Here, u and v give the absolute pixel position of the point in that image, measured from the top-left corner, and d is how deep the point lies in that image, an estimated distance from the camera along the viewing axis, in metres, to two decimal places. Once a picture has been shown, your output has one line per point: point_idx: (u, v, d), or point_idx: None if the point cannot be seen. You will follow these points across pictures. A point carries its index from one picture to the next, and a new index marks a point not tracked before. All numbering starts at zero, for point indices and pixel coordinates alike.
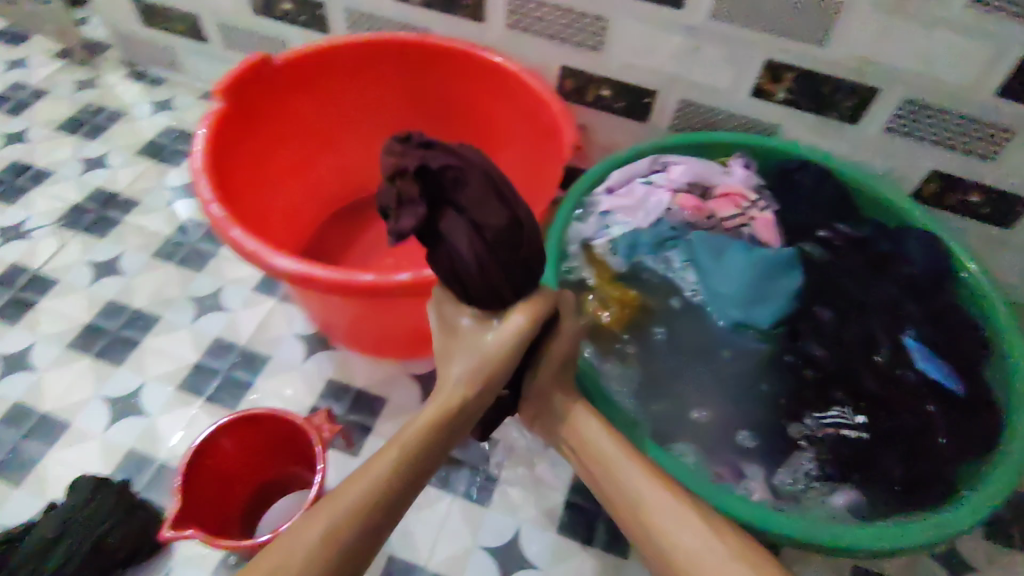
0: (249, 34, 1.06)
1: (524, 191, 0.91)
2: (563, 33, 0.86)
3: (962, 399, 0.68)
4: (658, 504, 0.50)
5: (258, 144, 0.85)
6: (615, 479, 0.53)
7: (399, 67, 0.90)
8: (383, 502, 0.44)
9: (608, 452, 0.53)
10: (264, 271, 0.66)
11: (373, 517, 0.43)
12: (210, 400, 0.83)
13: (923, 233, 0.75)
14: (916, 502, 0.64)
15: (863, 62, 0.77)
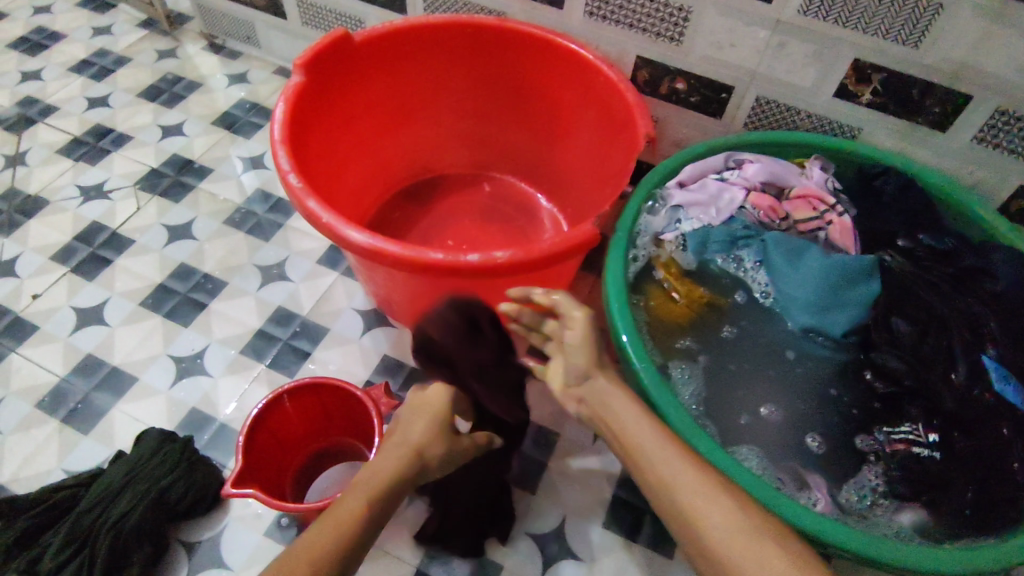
0: (327, 12, 1.07)
1: (596, 180, 0.92)
2: (642, 22, 0.84)
3: None
4: (693, 483, 0.51)
5: (333, 120, 0.86)
6: (639, 451, 0.55)
7: (473, 49, 0.90)
8: (363, 527, 0.50)
9: (640, 428, 0.56)
10: (336, 242, 0.67)
11: (372, 520, 0.52)
12: (270, 367, 0.85)
13: (1009, 251, 0.73)
14: (988, 528, 0.61)
15: (960, 66, 0.73)
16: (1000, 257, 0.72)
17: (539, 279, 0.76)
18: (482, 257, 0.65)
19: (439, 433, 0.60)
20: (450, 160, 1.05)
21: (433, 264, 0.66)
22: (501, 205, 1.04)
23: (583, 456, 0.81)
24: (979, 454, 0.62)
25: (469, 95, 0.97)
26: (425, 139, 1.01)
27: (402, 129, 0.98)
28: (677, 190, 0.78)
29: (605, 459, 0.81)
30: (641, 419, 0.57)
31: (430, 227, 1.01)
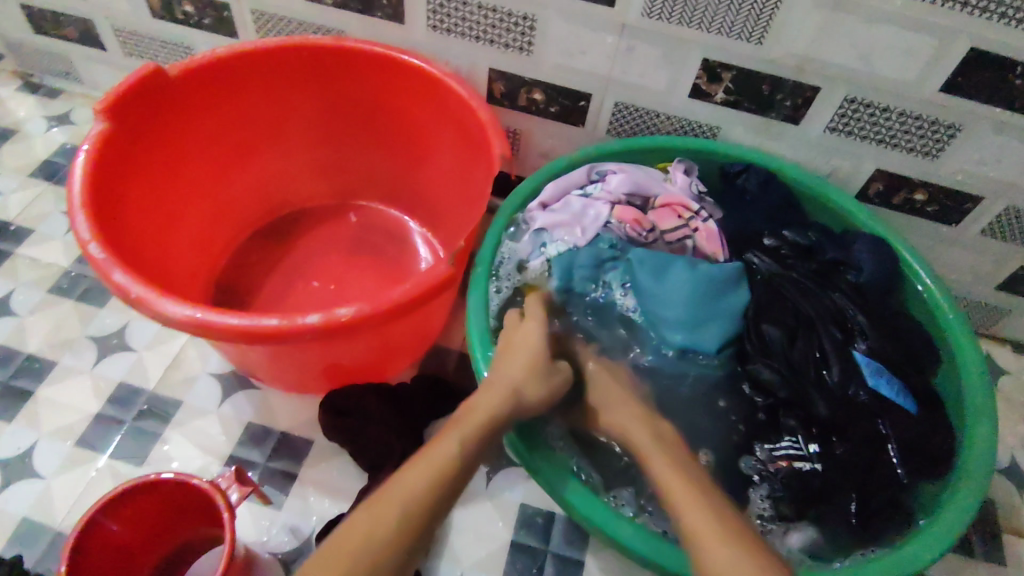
0: (149, 40, 0.96)
1: (461, 200, 0.86)
2: (489, 33, 0.79)
3: (916, 417, 0.65)
4: (713, 537, 0.47)
5: (155, 165, 0.76)
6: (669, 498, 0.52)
7: (313, 74, 0.82)
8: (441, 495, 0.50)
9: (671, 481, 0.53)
10: (153, 319, 0.58)
11: (458, 473, 0.52)
12: (115, 455, 0.75)
13: (872, 237, 0.75)
14: (872, 537, 0.62)
15: (805, 60, 0.72)
16: (861, 246, 0.74)
17: (402, 323, 0.69)
18: (325, 315, 0.58)
19: (532, 370, 0.61)
20: (308, 192, 0.97)
21: (269, 333, 0.57)
22: (370, 235, 0.97)
23: (477, 503, 0.76)
24: (862, 458, 0.63)
25: (318, 122, 0.89)
26: (276, 174, 0.93)
27: (248, 166, 0.89)
28: (539, 211, 0.76)
29: (500, 502, 0.76)
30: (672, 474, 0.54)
31: (292, 269, 0.92)
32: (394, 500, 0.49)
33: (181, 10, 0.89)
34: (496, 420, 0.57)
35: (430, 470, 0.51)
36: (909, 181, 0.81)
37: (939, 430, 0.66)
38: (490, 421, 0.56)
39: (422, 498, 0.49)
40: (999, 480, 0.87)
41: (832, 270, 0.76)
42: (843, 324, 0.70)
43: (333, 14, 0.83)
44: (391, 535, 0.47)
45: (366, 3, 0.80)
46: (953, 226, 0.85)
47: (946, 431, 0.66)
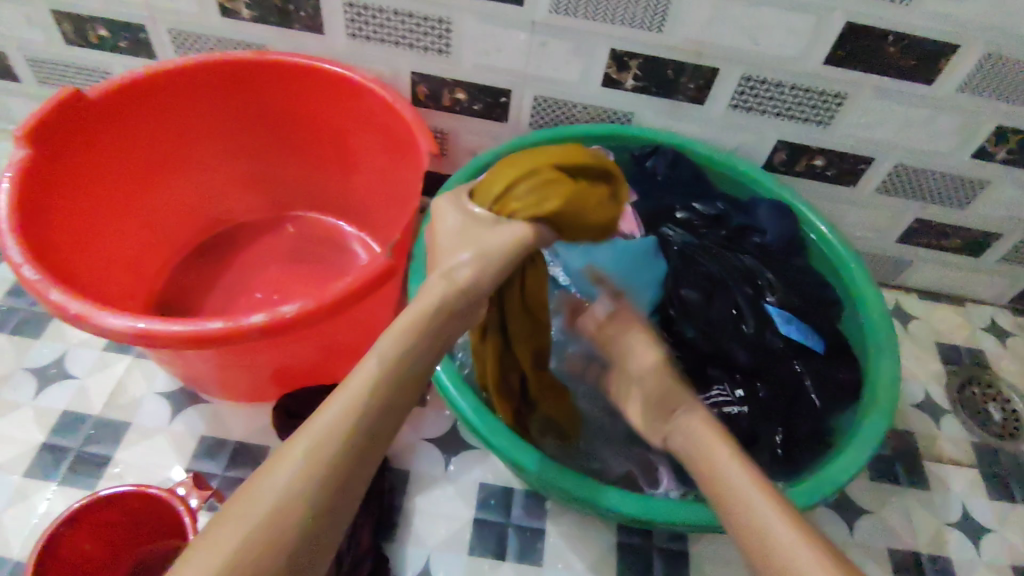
0: (64, 68, 0.95)
1: (394, 202, 0.89)
2: (408, 38, 0.83)
3: (822, 354, 0.74)
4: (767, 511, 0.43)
5: (77, 188, 0.75)
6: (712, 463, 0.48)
7: (235, 89, 0.84)
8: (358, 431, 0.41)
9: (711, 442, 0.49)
10: (92, 333, 0.58)
11: (381, 407, 0.42)
12: (67, 481, 0.74)
13: (772, 201, 0.83)
14: (796, 466, 0.70)
15: (701, 44, 0.78)
16: (762, 210, 0.82)
17: (346, 320, 0.72)
18: (267, 314, 0.60)
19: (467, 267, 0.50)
20: (241, 208, 0.98)
21: (214, 336, 0.59)
22: (309, 244, 0.99)
23: (437, 487, 0.78)
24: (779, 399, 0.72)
25: (245, 136, 0.90)
26: (207, 191, 0.93)
27: (177, 187, 0.90)
28: None
29: (460, 483, 0.79)
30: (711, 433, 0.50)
31: (234, 282, 0.93)
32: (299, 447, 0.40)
33: (96, 35, 0.89)
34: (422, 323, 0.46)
35: (341, 405, 0.41)
36: (808, 148, 0.89)
37: (843, 363, 0.74)
38: (414, 329, 0.46)
39: (335, 437, 0.40)
40: (916, 414, 0.95)
41: (740, 235, 0.83)
42: (753, 281, 0.77)
43: (252, 29, 0.85)
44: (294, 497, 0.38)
45: (284, 15, 0.82)
46: (852, 186, 0.93)
47: (849, 366, 0.74)
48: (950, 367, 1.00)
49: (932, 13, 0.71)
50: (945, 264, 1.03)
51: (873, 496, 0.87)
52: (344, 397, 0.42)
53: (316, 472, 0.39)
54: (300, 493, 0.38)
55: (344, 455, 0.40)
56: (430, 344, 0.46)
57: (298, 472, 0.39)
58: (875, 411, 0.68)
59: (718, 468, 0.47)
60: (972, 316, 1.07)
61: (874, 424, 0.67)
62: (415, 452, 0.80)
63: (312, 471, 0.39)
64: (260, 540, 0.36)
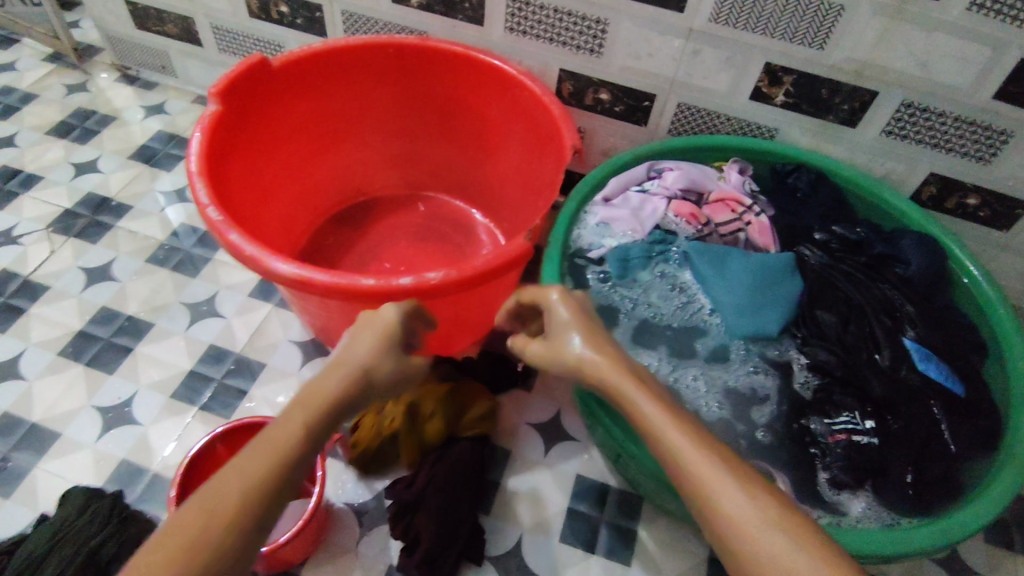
0: (244, 38, 1.05)
1: (526, 191, 0.92)
2: (562, 35, 0.85)
3: (962, 400, 0.72)
4: (736, 502, 0.43)
5: (253, 153, 0.84)
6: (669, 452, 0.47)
7: (398, 70, 0.89)
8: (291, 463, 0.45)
9: (657, 416, 0.49)
10: (263, 275, 0.64)
11: (313, 439, 0.47)
12: (205, 408, 0.82)
13: (920, 235, 0.80)
14: (924, 507, 0.67)
15: (862, 65, 0.76)
16: (908, 242, 0.79)
17: (478, 295, 0.75)
18: (416, 278, 0.64)
19: (388, 333, 0.55)
20: (382, 182, 1.04)
21: (366, 291, 0.63)
22: (438, 223, 1.03)
23: (537, 471, 0.80)
24: (913, 436, 0.69)
25: (398, 114, 0.96)
26: (354, 163, 1.00)
27: (330, 155, 0.96)
28: (602, 206, 0.84)
29: (559, 472, 0.80)
30: (650, 400, 0.50)
31: (366, 251, 0.99)
32: (247, 474, 0.43)
33: (277, 10, 0.97)
34: (349, 386, 0.51)
35: (274, 449, 0.45)
36: (963, 185, 0.84)
37: (982, 412, 0.71)
38: (346, 383, 0.51)
39: (270, 470, 0.44)
40: None
41: (880, 263, 0.81)
42: (892, 312, 0.76)
43: (417, 16, 0.91)
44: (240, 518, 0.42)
45: (450, 4, 0.87)
46: (1005, 231, 0.88)
47: (989, 414, 0.71)
48: None
49: None
50: None
51: (987, 559, 0.81)
52: (280, 433, 0.46)
53: (246, 504, 0.43)
54: (231, 522, 0.42)
55: (267, 496, 0.44)
56: (351, 399, 0.52)
57: (227, 495, 0.42)
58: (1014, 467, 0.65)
59: (645, 415, 0.49)
60: None
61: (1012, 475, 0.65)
62: (519, 434, 0.83)
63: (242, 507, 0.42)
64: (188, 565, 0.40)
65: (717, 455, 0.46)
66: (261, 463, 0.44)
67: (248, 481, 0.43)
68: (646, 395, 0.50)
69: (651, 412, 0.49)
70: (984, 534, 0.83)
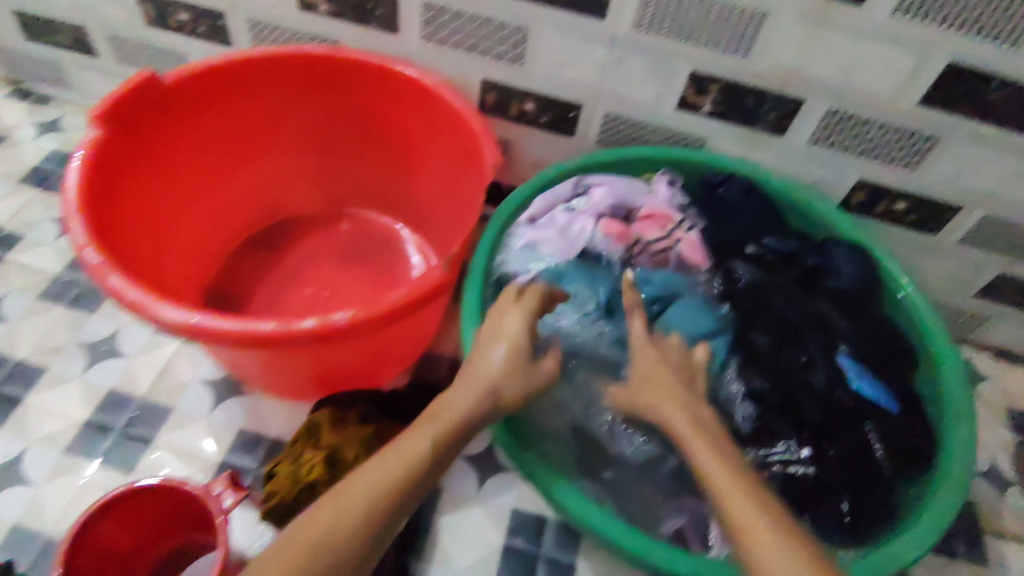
0: (142, 49, 0.96)
1: (451, 209, 0.88)
2: (482, 44, 0.81)
3: (898, 417, 0.71)
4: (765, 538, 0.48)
5: (148, 179, 0.77)
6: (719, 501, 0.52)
7: (307, 83, 0.83)
8: (418, 476, 0.54)
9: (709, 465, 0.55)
10: (148, 323, 0.58)
11: (438, 455, 0.56)
12: (106, 461, 0.75)
13: (851, 245, 0.78)
14: (860, 536, 0.67)
15: (789, 73, 0.74)
16: (839, 252, 0.78)
17: (396, 328, 0.70)
18: (320, 320, 0.59)
19: (517, 355, 0.63)
20: (300, 200, 0.98)
21: (265, 337, 0.58)
22: (361, 243, 0.98)
23: (469, 508, 0.76)
24: (847, 459, 0.68)
25: (312, 129, 0.90)
26: (267, 181, 0.93)
27: (240, 174, 0.90)
28: (528, 227, 0.80)
29: (494, 507, 0.77)
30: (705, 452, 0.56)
31: (284, 276, 0.93)
32: (363, 488, 0.52)
33: (176, 19, 0.90)
34: (478, 408, 0.60)
35: (399, 465, 0.54)
36: (890, 191, 0.84)
37: (921, 431, 0.70)
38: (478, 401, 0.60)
39: (394, 482, 0.53)
40: (980, 484, 0.89)
41: (812, 277, 0.79)
42: (826, 328, 0.75)
43: (327, 24, 0.84)
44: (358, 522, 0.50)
45: (362, 12, 0.81)
46: (932, 234, 0.88)
47: (925, 434, 0.70)
48: (1018, 435, 0.94)
49: None
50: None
51: (926, 566, 0.81)
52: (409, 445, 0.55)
53: (362, 509, 0.50)
54: (360, 522, 0.50)
55: (380, 509, 0.51)
56: (474, 412, 0.59)
57: (350, 505, 0.50)
58: (945, 493, 0.65)
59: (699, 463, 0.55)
60: None
61: (943, 502, 0.65)
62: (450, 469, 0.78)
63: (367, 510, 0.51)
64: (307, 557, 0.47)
65: (753, 500, 0.51)
66: (374, 482, 0.52)
67: (376, 486, 0.52)
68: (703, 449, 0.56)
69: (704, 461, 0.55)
70: None
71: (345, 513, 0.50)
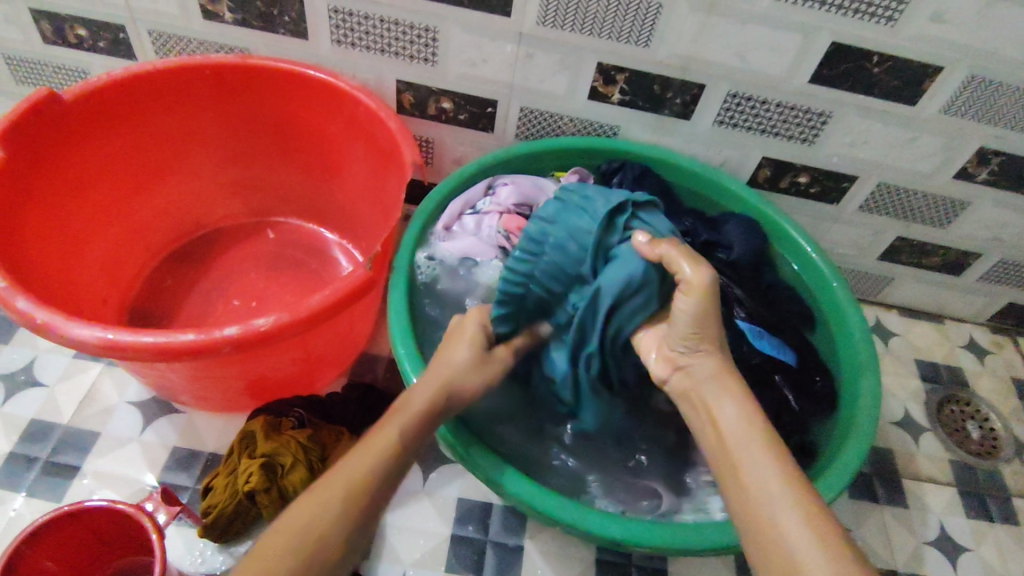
0: (41, 66, 0.93)
1: (375, 210, 0.89)
2: (394, 46, 0.82)
3: (796, 366, 0.77)
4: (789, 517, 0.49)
5: (54, 203, 0.74)
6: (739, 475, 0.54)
7: (218, 93, 0.82)
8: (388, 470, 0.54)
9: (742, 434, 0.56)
10: (60, 344, 0.57)
11: (406, 443, 0.57)
12: (32, 493, 0.72)
13: (741, 216, 0.85)
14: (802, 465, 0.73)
15: (688, 60, 0.78)
16: (731, 227, 0.84)
17: (323, 332, 0.70)
18: (242, 327, 0.59)
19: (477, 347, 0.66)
20: (221, 213, 0.96)
21: (185, 348, 0.57)
22: (289, 251, 0.97)
23: (414, 501, 0.77)
24: (768, 411, 0.74)
25: (228, 139, 0.89)
26: (185, 195, 0.91)
27: (155, 188, 0.88)
28: (443, 237, 0.82)
29: (440, 498, 0.78)
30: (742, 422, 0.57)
31: (209, 288, 0.91)
32: (337, 481, 0.51)
33: (74, 34, 0.87)
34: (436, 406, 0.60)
35: (371, 456, 0.54)
36: (792, 166, 0.89)
37: (815, 369, 0.78)
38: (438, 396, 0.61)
39: (367, 469, 0.53)
40: (896, 432, 0.95)
41: (706, 250, 0.85)
42: (724, 299, 0.81)
43: (234, 32, 0.83)
44: (339, 510, 0.50)
45: (269, 18, 0.81)
46: (834, 204, 0.94)
47: (824, 374, 0.77)
48: (928, 385, 1.01)
49: (917, 34, 0.72)
50: (924, 282, 1.04)
51: (852, 513, 0.87)
52: (377, 437, 0.56)
53: (338, 502, 0.50)
54: (340, 509, 0.50)
55: (358, 495, 0.51)
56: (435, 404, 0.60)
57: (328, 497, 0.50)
58: (864, 399, 0.72)
59: (725, 429, 0.57)
60: (951, 334, 1.08)
61: (865, 422, 0.70)
62: None
63: (348, 497, 0.51)
64: (303, 542, 0.48)
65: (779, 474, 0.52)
66: (354, 466, 0.53)
67: (351, 472, 0.52)
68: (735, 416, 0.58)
69: (732, 429, 0.57)
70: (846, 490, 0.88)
71: (329, 499, 0.50)
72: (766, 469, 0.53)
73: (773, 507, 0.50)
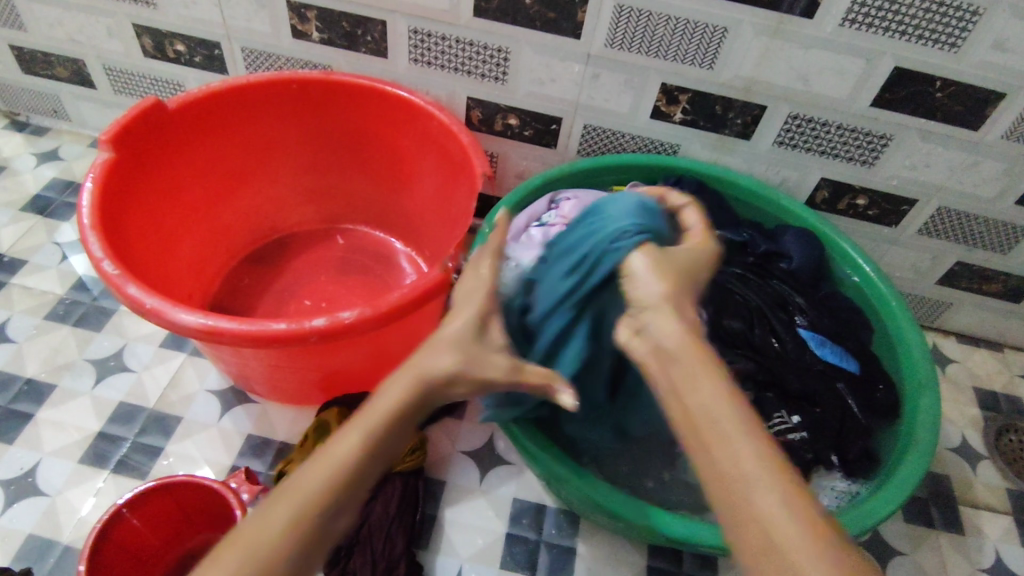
0: (140, 78, 1.01)
1: (441, 219, 0.93)
2: (466, 64, 0.86)
3: (857, 374, 0.80)
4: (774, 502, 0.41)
5: (145, 200, 0.80)
6: (710, 420, 0.45)
7: (303, 106, 0.88)
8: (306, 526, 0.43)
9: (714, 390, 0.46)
10: (165, 327, 0.62)
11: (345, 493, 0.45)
12: (118, 470, 0.78)
13: (799, 230, 0.88)
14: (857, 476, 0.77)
15: (750, 82, 0.81)
16: (788, 239, 0.88)
17: (396, 330, 0.74)
18: (329, 318, 0.63)
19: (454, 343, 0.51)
20: (295, 218, 1.02)
21: (276, 336, 0.62)
22: (358, 256, 1.02)
23: (471, 499, 0.80)
24: (831, 422, 0.77)
25: (307, 149, 0.94)
26: (265, 201, 0.97)
27: (239, 193, 0.94)
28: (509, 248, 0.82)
29: (497, 497, 0.80)
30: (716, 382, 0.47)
31: (284, 289, 0.97)
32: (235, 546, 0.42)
33: (173, 49, 0.95)
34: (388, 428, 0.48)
35: (281, 513, 0.43)
36: (851, 187, 0.90)
37: (878, 376, 0.81)
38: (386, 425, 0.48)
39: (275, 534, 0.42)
40: (953, 458, 0.94)
41: (766, 260, 0.89)
42: (785, 306, 0.85)
43: (320, 50, 0.90)
44: None
45: (353, 37, 0.87)
46: (893, 227, 0.94)
47: (887, 383, 0.80)
48: (987, 413, 1.00)
49: (981, 61, 0.73)
50: (983, 308, 1.03)
51: (906, 536, 0.86)
52: (298, 484, 0.45)
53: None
54: None
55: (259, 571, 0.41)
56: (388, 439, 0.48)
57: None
58: (923, 413, 0.75)
59: (685, 376, 0.47)
60: (1011, 363, 1.06)
61: (927, 435, 0.73)
62: (452, 463, 0.82)
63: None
64: None
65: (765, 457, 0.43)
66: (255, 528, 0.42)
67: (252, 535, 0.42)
68: (704, 367, 0.48)
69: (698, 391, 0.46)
70: (901, 513, 0.88)
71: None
72: (718, 398, 0.46)
73: (748, 488, 0.42)
